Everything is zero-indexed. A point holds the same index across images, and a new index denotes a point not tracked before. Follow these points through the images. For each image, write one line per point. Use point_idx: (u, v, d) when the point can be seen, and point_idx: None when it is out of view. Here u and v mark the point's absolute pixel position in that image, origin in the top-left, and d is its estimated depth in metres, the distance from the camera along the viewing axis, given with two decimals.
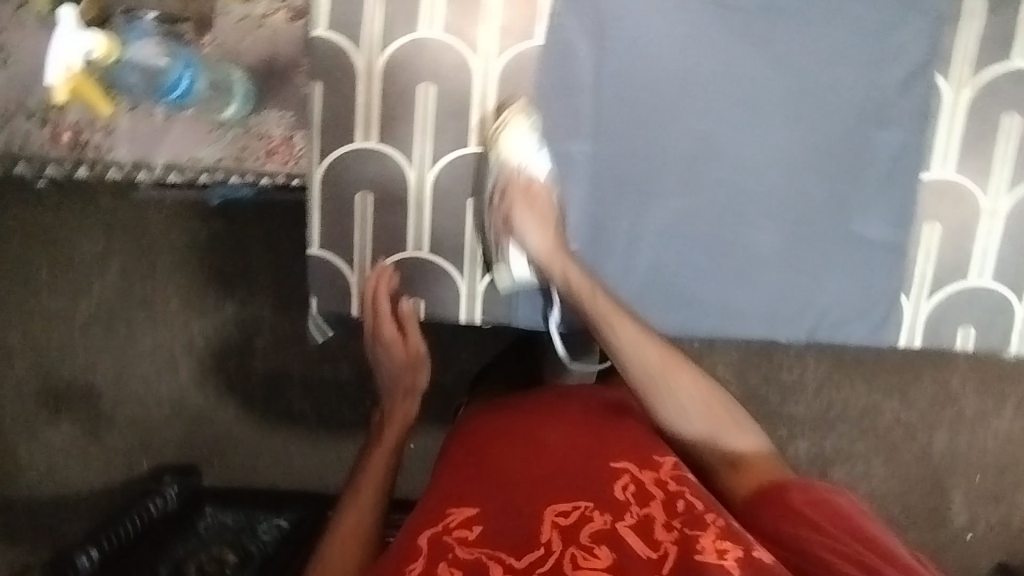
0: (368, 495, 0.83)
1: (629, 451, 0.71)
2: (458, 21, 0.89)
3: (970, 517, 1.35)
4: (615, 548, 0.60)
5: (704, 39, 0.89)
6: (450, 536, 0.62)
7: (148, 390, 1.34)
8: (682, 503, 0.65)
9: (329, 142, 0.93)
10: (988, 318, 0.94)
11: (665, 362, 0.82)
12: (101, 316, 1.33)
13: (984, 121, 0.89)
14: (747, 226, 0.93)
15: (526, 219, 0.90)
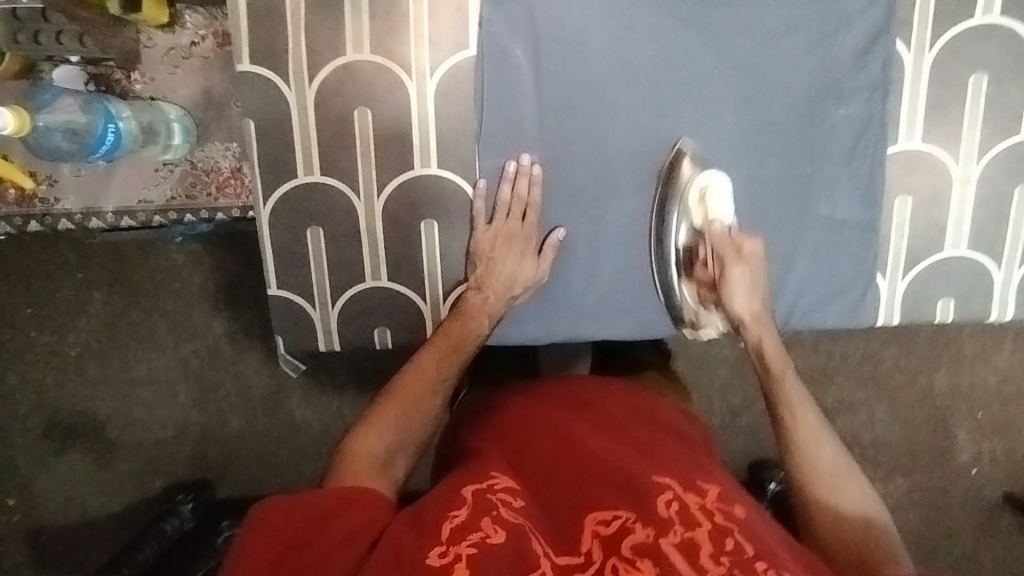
0: (430, 378, 0.80)
1: (674, 466, 0.69)
2: (387, 39, 0.84)
3: (975, 453, 1.34)
4: (656, 563, 0.60)
5: (646, 28, 0.84)
6: (495, 497, 0.66)
7: (151, 416, 1.33)
8: (730, 541, 0.62)
9: (271, 180, 0.89)
10: (966, 287, 0.91)
11: (835, 467, 0.73)
12: (94, 349, 1.31)
13: (951, 85, 0.85)
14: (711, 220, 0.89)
15: (744, 281, 0.86)
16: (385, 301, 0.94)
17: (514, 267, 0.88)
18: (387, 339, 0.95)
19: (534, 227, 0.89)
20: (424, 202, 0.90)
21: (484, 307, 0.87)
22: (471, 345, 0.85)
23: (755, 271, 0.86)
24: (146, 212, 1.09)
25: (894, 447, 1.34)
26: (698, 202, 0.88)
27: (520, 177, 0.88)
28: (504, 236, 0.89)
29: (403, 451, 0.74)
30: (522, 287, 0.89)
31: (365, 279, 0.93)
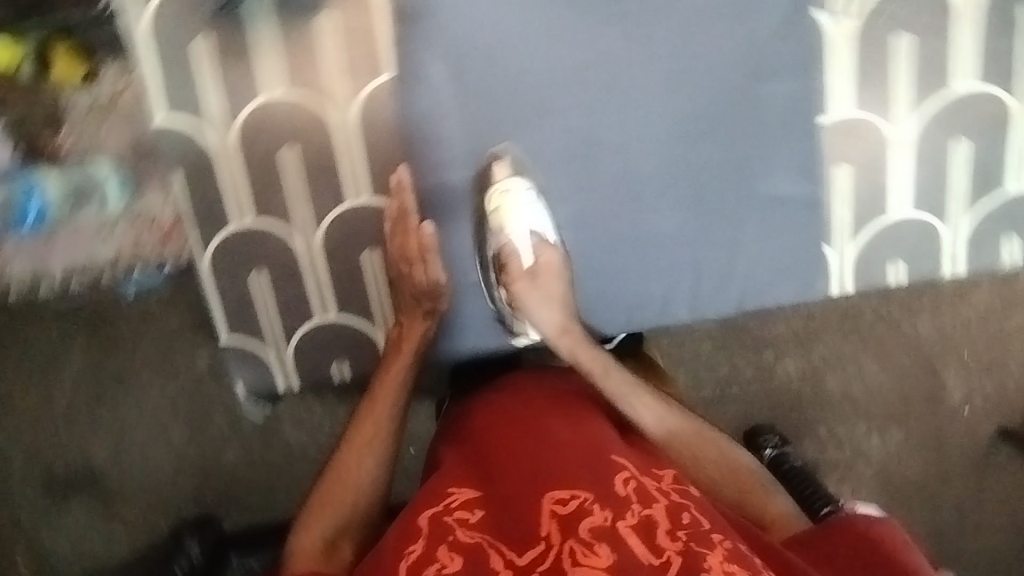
0: (366, 442, 0.74)
1: (629, 454, 0.67)
2: (300, 74, 0.83)
3: (967, 391, 1.19)
4: (615, 548, 0.55)
5: (563, 28, 0.82)
6: (451, 517, 0.61)
7: (147, 459, 1.18)
8: (687, 515, 0.60)
9: (207, 229, 0.89)
10: (915, 248, 0.91)
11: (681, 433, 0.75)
12: (83, 401, 1.18)
13: (875, 49, 0.84)
14: (653, 215, 0.88)
15: (535, 299, 0.80)
16: (338, 334, 0.94)
17: (417, 284, 0.82)
18: (346, 373, 0.95)
19: (430, 235, 0.83)
20: (362, 231, 0.90)
21: (412, 332, 0.83)
22: (398, 388, 0.78)
23: (545, 286, 0.81)
24: (93, 272, 1.09)
25: (888, 397, 1.18)
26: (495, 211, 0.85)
27: (400, 191, 0.84)
28: (399, 253, 0.84)
29: (348, 531, 0.70)
30: (433, 299, 0.83)
31: (314, 316, 0.93)
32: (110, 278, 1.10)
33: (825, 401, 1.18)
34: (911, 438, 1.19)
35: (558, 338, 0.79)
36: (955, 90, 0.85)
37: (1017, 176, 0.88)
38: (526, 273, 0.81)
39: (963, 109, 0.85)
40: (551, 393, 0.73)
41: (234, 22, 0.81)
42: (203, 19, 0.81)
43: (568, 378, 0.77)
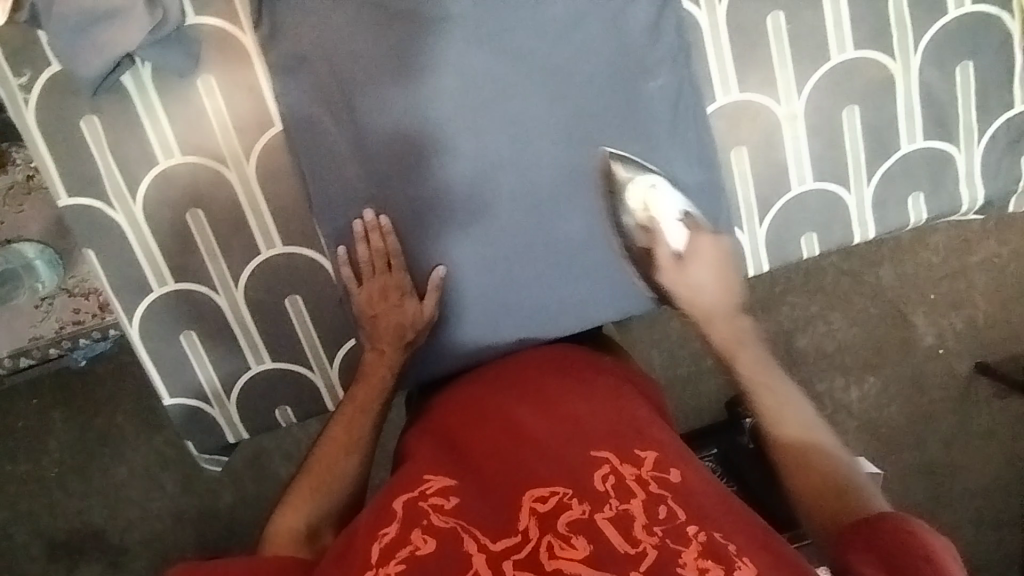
0: (344, 444, 0.79)
1: (611, 438, 0.67)
2: (193, 138, 0.84)
3: (937, 331, 1.29)
4: (592, 539, 0.57)
5: (442, 50, 0.82)
6: (427, 503, 0.64)
7: (144, 510, 1.23)
8: (664, 508, 0.60)
9: (130, 300, 0.89)
10: (824, 219, 0.92)
11: (784, 401, 0.74)
12: (73, 464, 1.23)
13: (750, 31, 0.85)
14: (563, 219, 0.86)
15: (700, 267, 0.86)
16: (278, 381, 0.95)
17: (399, 317, 0.85)
18: (291, 415, 0.98)
19: (406, 273, 0.85)
20: (282, 281, 0.90)
21: (385, 361, 0.84)
22: (380, 391, 0.83)
23: (690, 269, 0.86)
24: (40, 347, 1.10)
25: (860, 348, 1.28)
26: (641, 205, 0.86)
27: (371, 233, 0.84)
28: (377, 290, 0.85)
29: (328, 517, 0.74)
30: (415, 330, 0.85)
31: (252, 365, 0.94)
32: (59, 350, 1.11)
33: (800, 359, 1.28)
34: (891, 383, 1.28)
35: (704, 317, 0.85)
36: (834, 61, 0.86)
37: (912, 136, 0.89)
38: (675, 260, 0.86)
39: (846, 78, 0.86)
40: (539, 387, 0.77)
41: (115, 97, 0.82)
42: (84, 100, 0.81)
43: (585, 373, 0.79)
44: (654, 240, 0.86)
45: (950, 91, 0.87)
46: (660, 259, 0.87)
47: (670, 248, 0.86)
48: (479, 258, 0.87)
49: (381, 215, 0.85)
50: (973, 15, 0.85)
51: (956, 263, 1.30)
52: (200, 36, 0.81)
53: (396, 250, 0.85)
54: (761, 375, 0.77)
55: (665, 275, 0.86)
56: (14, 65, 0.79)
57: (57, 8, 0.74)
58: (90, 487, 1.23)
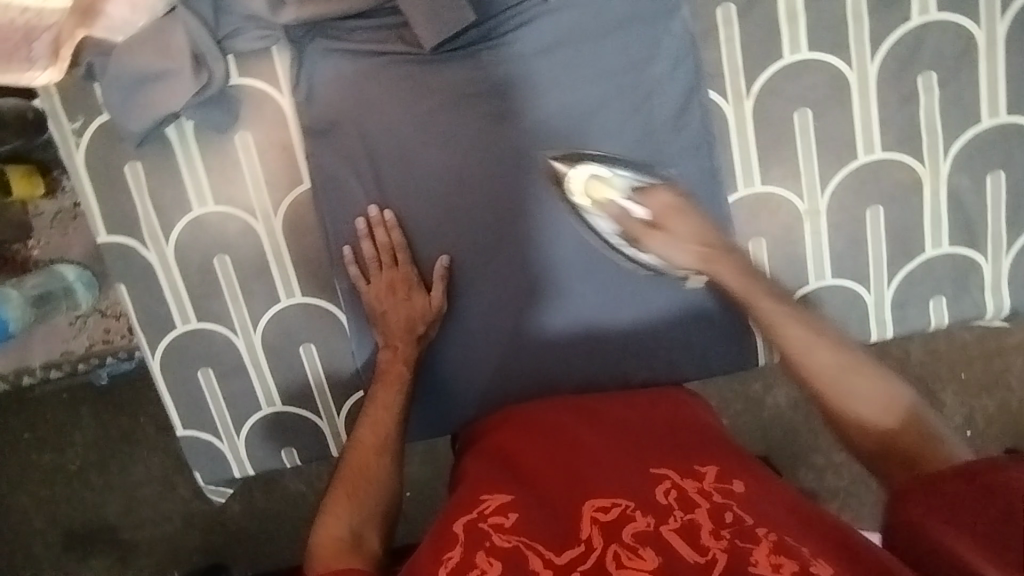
0: (373, 448, 0.76)
1: (670, 457, 0.67)
2: (226, 190, 0.88)
3: (971, 413, 1.23)
4: (660, 550, 0.57)
5: (467, 128, 0.84)
6: (487, 523, 0.63)
7: (157, 510, 1.25)
8: (730, 514, 0.60)
9: (154, 334, 0.93)
10: (841, 316, 0.90)
11: (840, 364, 0.70)
12: (94, 459, 1.25)
13: (777, 125, 0.85)
14: (584, 300, 0.89)
15: (671, 238, 0.79)
16: (284, 423, 0.97)
17: (409, 312, 0.85)
18: (294, 458, 0.99)
19: (412, 266, 0.86)
20: (296, 331, 0.93)
21: (399, 357, 0.84)
22: (403, 378, 0.83)
23: (672, 226, 0.79)
24: (69, 362, 1.15)
25: None
26: (585, 187, 0.84)
27: (375, 228, 0.86)
28: (385, 287, 0.85)
29: (371, 524, 0.72)
30: (426, 324, 0.85)
31: (262, 407, 0.97)
32: (86, 366, 1.15)
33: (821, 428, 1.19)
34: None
35: (717, 264, 0.78)
36: (860, 161, 0.85)
37: (937, 242, 0.87)
38: (647, 225, 0.80)
39: (873, 177, 0.86)
40: (592, 408, 0.77)
41: (159, 146, 0.86)
42: (128, 147, 0.86)
43: (600, 398, 0.80)
44: (614, 215, 0.82)
45: (979, 200, 0.86)
46: (635, 231, 0.81)
47: (636, 216, 0.81)
48: (499, 333, 0.89)
49: (384, 210, 0.86)
50: (1006, 126, 0.84)
51: (991, 343, 1.23)
52: (242, 96, 0.85)
53: (405, 242, 0.86)
54: (801, 324, 0.72)
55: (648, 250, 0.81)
56: (70, 110, 0.84)
57: (111, 69, 0.80)
58: (103, 495, 1.25)
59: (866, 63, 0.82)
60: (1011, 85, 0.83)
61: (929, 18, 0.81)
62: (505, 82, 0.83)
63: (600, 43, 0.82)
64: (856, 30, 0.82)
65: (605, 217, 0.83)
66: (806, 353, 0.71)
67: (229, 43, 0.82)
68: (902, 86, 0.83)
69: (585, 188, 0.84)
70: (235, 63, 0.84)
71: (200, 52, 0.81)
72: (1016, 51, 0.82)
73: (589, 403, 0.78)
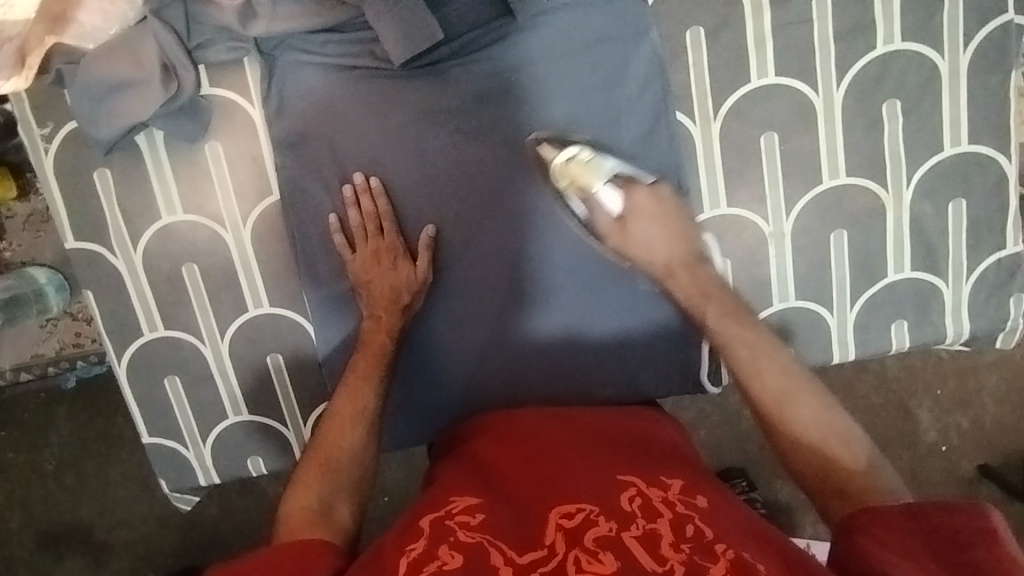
0: (349, 417, 0.78)
1: (638, 468, 0.68)
2: (196, 199, 0.88)
3: (943, 431, 1.23)
4: (619, 555, 0.57)
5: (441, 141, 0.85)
6: (453, 520, 0.64)
7: (131, 512, 1.24)
8: (691, 527, 0.60)
9: (121, 342, 0.93)
10: (805, 338, 0.91)
11: (784, 385, 0.73)
12: (67, 461, 1.24)
13: (744, 148, 0.85)
14: (559, 312, 0.90)
15: (646, 229, 0.84)
16: (250, 432, 0.97)
17: (393, 280, 0.84)
18: (260, 466, 0.99)
19: (397, 236, 0.86)
20: (264, 340, 0.94)
21: (383, 327, 0.84)
22: (384, 346, 0.83)
23: (639, 225, 0.84)
24: (40, 364, 1.15)
25: None
26: (565, 176, 0.84)
27: (361, 195, 0.85)
28: (370, 255, 0.85)
29: (344, 495, 0.73)
30: (411, 293, 0.85)
31: (229, 415, 0.97)
32: (57, 369, 1.16)
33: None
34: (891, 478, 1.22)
35: (678, 269, 0.83)
36: (825, 185, 0.86)
37: (900, 266, 0.88)
38: (618, 224, 0.85)
39: (837, 203, 0.87)
40: (570, 415, 0.78)
41: (129, 154, 0.86)
42: (97, 154, 0.86)
43: (577, 409, 0.80)
44: (590, 208, 0.85)
45: (942, 226, 0.87)
46: (603, 229, 0.86)
47: (607, 213, 0.85)
48: (474, 341, 0.90)
49: (371, 177, 0.85)
50: (969, 154, 0.85)
51: (962, 362, 1.24)
52: (212, 106, 0.85)
53: (391, 211, 0.86)
54: (751, 348, 0.76)
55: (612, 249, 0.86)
56: (38, 117, 0.84)
57: (82, 78, 0.80)
58: (71, 498, 1.24)
59: (832, 90, 0.84)
60: (973, 114, 0.84)
61: (894, 46, 0.82)
62: (475, 99, 0.84)
63: (571, 62, 0.83)
64: (822, 58, 0.83)
65: (580, 207, 0.86)
66: (754, 374, 0.74)
67: (200, 54, 0.83)
68: (867, 113, 0.84)
69: (556, 176, 0.84)
70: (206, 74, 0.84)
71: (170, 62, 0.81)
72: (980, 80, 0.83)
73: (567, 412, 0.78)
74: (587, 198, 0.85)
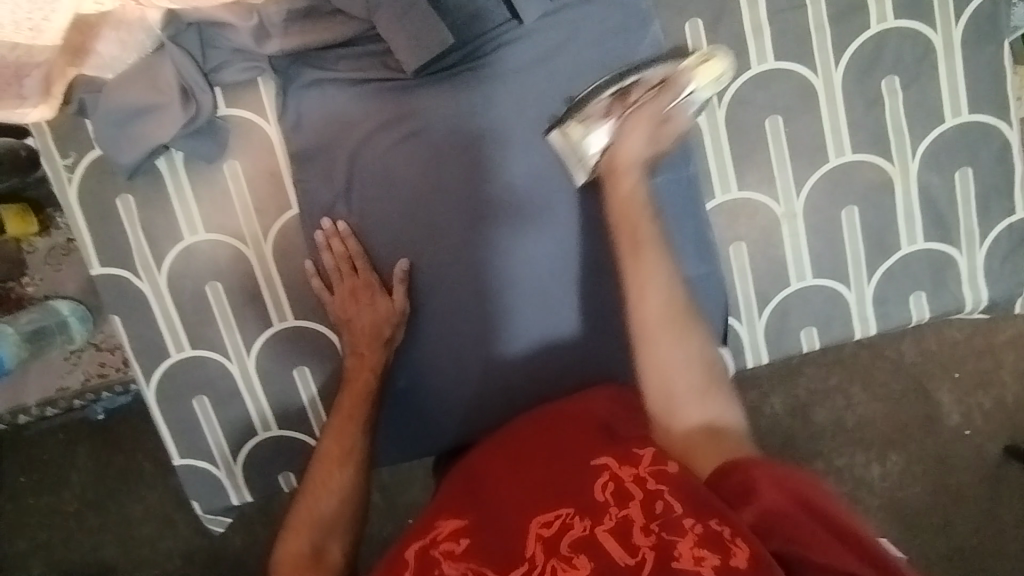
0: (338, 457, 0.83)
1: (613, 444, 0.69)
2: (217, 218, 0.90)
3: (964, 411, 1.22)
4: (593, 556, 0.60)
5: (435, 165, 0.86)
6: (437, 549, 0.66)
7: (155, 549, 1.24)
8: (661, 504, 0.62)
9: (149, 364, 0.94)
10: (826, 316, 0.92)
11: (670, 310, 0.70)
12: (93, 493, 1.24)
13: (750, 132, 0.87)
14: (553, 321, 0.91)
15: (640, 120, 0.76)
16: (282, 447, 0.98)
17: (373, 316, 0.87)
18: (292, 482, 0.99)
19: (372, 272, 0.88)
20: (291, 353, 0.94)
21: (366, 364, 0.87)
22: (370, 377, 0.87)
23: (656, 114, 0.76)
24: (65, 398, 1.16)
25: (881, 424, 1.23)
26: (697, 59, 0.80)
27: (331, 240, 0.88)
28: (347, 294, 0.88)
29: (334, 534, 0.79)
30: (392, 326, 0.88)
31: (258, 432, 0.97)
32: (82, 401, 1.17)
33: (819, 433, 1.23)
34: (914, 462, 1.22)
35: (617, 171, 0.75)
36: (833, 163, 0.88)
37: (913, 238, 0.90)
38: (653, 99, 0.77)
39: (845, 178, 0.88)
40: (558, 412, 0.77)
41: (150, 178, 0.88)
42: (121, 181, 0.88)
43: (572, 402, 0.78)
44: (666, 82, 0.78)
45: (949, 196, 0.88)
46: (658, 84, 0.78)
47: (668, 87, 0.78)
48: (478, 358, 0.90)
49: (338, 221, 0.88)
50: (970, 123, 0.87)
51: (981, 341, 1.23)
52: (230, 125, 0.88)
53: (364, 250, 0.89)
54: (639, 260, 0.71)
55: (612, 107, 0.79)
56: (62, 148, 0.86)
57: (101, 104, 0.82)
58: (99, 532, 1.24)
59: (832, 69, 0.86)
60: (972, 84, 0.86)
61: (887, 24, 0.85)
62: (482, 103, 0.85)
63: (575, 57, 0.85)
64: (820, 39, 0.85)
65: (658, 72, 0.80)
66: (647, 288, 0.70)
67: (217, 75, 0.86)
68: (867, 91, 0.86)
69: (706, 51, 0.81)
70: (222, 96, 0.87)
71: (188, 84, 0.83)
72: (976, 51, 0.85)
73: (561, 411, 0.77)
74: (675, 79, 0.78)
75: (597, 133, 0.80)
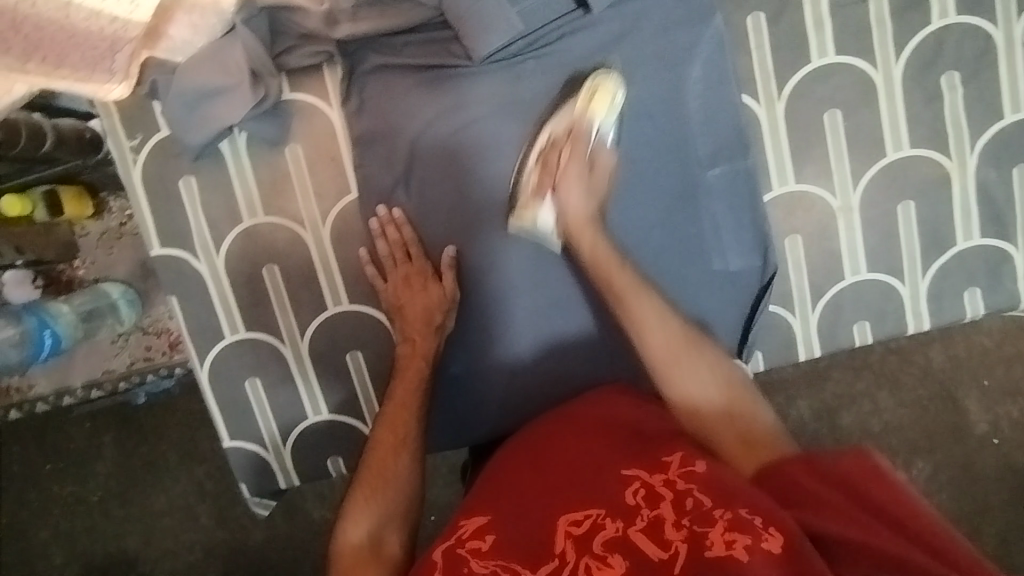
0: (393, 443, 0.80)
1: (639, 452, 0.67)
2: (277, 201, 0.91)
3: (993, 418, 1.21)
4: (627, 555, 0.59)
5: (500, 154, 0.87)
6: (464, 547, 0.64)
7: (179, 541, 1.24)
8: (692, 500, 0.60)
9: (202, 345, 0.95)
10: (879, 311, 0.92)
11: (670, 345, 0.72)
12: (131, 477, 1.25)
13: (809, 125, 0.88)
14: None
15: (572, 184, 0.82)
16: (333, 431, 0.98)
17: (426, 301, 0.88)
18: (341, 467, 1.00)
19: (425, 260, 0.89)
20: (345, 337, 0.95)
21: (418, 352, 0.87)
22: (422, 364, 0.86)
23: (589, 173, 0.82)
24: (110, 380, 1.16)
25: (920, 426, 1.22)
26: (588, 95, 0.83)
27: (386, 227, 0.89)
28: (401, 282, 0.89)
29: (391, 525, 0.75)
30: (443, 313, 0.88)
31: (309, 416, 0.98)
32: (127, 384, 1.17)
33: (857, 433, 1.23)
34: (955, 465, 1.21)
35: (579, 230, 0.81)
36: (891, 158, 0.88)
37: (969, 234, 0.90)
38: (582, 160, 0.83)
39: (902, 174, 0.89)
40: (579, 413, 0.75)
41: (214, 160, 0.90)
42: (185, 162, 0.90)
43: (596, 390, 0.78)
44: (580, 134, 0.83)
45: (1007, 191, 0.89)
46: (573, 137, 0.83)
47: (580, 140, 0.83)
48: (532, 344, 0.92)
49: (393, 209, 0.89)
50: None
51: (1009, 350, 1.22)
52: (293, 109, 0.89)
53: (418, 239, 0.90)
54: (638, 303, 0.75)
55: (540, 182, 0.84)
56: (129, 129, 0.88)
57: (177, 85, 0.83)
58: (135, 516, 1.25)
59: (891, 63, 0.86)
60: None
61: (948, 20, 0.85)
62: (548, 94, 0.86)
63: (640, 46, 0.85)
64: (880, 34, 0.86)
65: (558, 123, 0.85)
66: (642, 333, 0.73)
67: (282, 60, 0.87)
68: (927, 86, 0.87)
69: (588, 83, 0.84)
70: (287, 81, 0.89)
71: (258, 69, 0.84)
72: None
73: (582, 410, 0.75)
74: (585, 132, 0.83)
75: (545, 206, 0.84)
